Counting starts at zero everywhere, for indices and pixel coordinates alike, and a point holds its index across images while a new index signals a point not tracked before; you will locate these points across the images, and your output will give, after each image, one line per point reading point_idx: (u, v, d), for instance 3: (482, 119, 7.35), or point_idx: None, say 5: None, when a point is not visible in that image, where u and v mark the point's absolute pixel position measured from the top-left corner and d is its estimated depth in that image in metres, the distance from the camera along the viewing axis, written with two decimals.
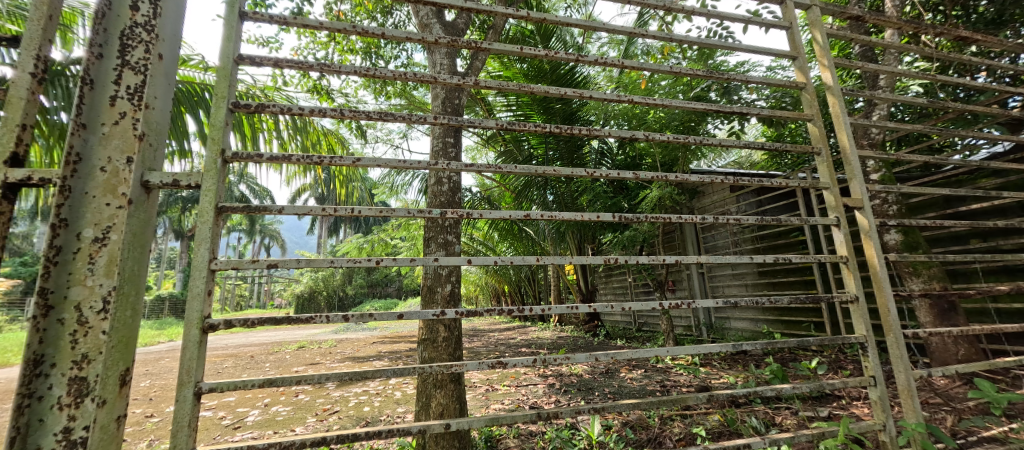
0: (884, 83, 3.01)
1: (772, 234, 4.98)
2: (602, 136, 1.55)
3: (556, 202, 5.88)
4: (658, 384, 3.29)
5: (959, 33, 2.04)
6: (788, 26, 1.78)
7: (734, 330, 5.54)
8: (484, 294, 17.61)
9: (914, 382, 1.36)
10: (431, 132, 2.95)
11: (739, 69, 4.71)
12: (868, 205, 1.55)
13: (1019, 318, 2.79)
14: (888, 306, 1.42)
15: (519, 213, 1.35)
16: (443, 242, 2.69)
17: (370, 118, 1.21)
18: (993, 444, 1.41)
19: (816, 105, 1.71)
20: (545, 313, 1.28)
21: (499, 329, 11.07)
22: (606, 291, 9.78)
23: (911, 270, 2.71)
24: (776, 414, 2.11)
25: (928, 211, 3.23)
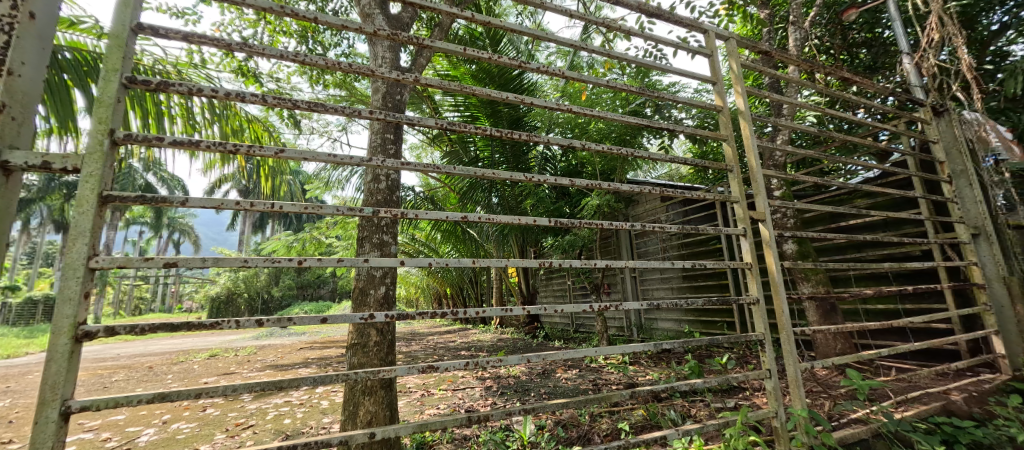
0: (787, 112, 3.44)
1: (694, 242, 5.44)
2: (541, 142, 1.56)
3: (500, 206, 5.91)
4: (590, 382, 3.44)
5: (843, 74, 2.40)
6: (710, 53, 1.97)
7: (660, 330, 5.96)
8: (424, 296, 17.19)
9: (801, 374, 1.55)
10: (370, 127, 2.82)
11: (670, 89, 5.10)
12: (769, 218, 1.75)
13: (882, 317, 3.31)
14: (783, 307, 1.61)
15: (457, 215, 1.33)
16: (378, 242, 2.58)
17: (298, 106, 1.12)
18: (858, 425, 1.65)
19: (731, 127, 1.90)
20: (480, 316, 1.26)
21: (439, 332, 10.86)
22: (546, 294, 10.01)
23: (803, 275, 3.12)
24: (691, 406, 2.30)
25: (818, 225, 3.73)
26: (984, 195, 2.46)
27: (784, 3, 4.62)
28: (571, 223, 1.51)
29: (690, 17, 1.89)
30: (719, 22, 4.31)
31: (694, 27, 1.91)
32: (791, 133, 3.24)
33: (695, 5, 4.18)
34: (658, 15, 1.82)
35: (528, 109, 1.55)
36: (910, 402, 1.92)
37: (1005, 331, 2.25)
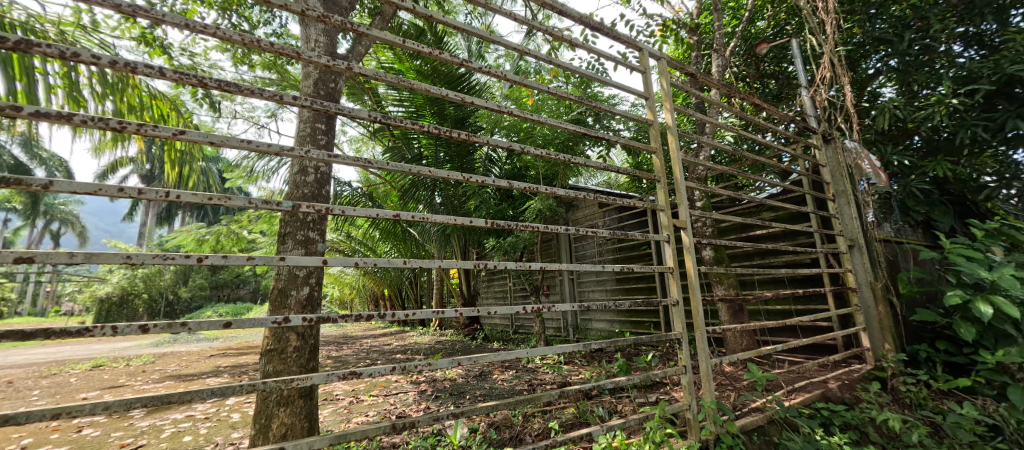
0: (708, 131, 3.78)
1: (627, 247, 5.76)
2: (486, 143, 1.54)
3: (443, 205, 5.80)
4: (526, 383, 3.49)
5: (755, 100, 2.69)
6: (644, 70, 2.09)
7: (594, 331, 6.22)
8: (360, 297, 16.36)
9: (712, 369, 1.70)
10: (299, 115, 2.63)
11: (609, 101, 5.39)
12: (690, 227, 1.91)
13: (780, 316, 3.75)
14: (698, 308, 1.75)
15: (388, 213, 1.25)
16: (302, 239, 2.40)
17: (208, 85, 0.99)
18: (757, 413, 1.85)
19: (660, 140, 2.04)
20: (410, 319, 1.20)
21: (374, 335, 10.41)
22: (487, 295, 10.03)
23: (717, 279, 3.44)
24: (617, 402, 2.42)
25: (732, 234, 4.13)
26: (857, 212, 2.90)
27: (710, 32, 5.09)
28: (508, 225, 1.49)
29: (628, 35, 2.00)
30: (654, 43, 4.63)
31: (631, 44, 2.02)
32: (711, 150, 3.57)
33: (632, 24, 4.45)
34: (600, 29, 1.90)
35: (473, 109, 1.52)
36: (798, 390, 2.20)
37: (871, 328, 2.67)
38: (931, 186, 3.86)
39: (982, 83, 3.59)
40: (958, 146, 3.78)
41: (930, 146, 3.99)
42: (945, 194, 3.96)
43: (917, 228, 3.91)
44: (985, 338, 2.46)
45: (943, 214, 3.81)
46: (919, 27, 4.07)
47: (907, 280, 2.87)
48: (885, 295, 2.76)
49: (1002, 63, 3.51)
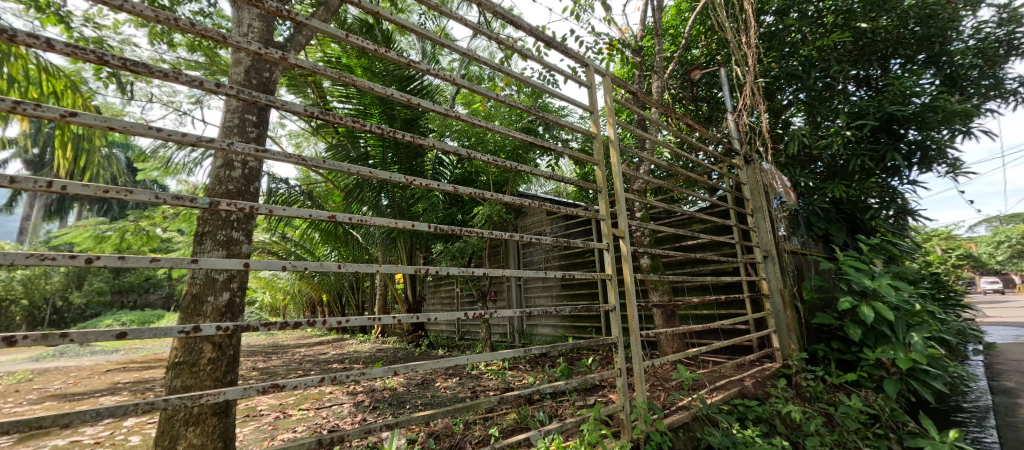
0: (648, 146, 4.03)
1: (572, 253, 5.89)
2: (435, 147, 1.50)
3: (390, 208, 5.62)
4: (469, 390, 3.44)
5: (688, 121, 2.92)
6: (590, 86, 2.19)
7: (538, 336, 6.31)
8: (294, 303, 15.24)
9: (645, 371, 1.80)
10: (225, 104, 2.42)
11: (559, 112, 5.56)
12: (628, 236, 2.01)
13: (707, 320, 4.06)
14: (633, 313, 1.84)
15: (323, 214, 1.16)
16: (223, 239, 2.19)
17: (111, 63, 0.86)
18: (683, 410, 1.99)
19: (603, 154, 2.14)
20: (342, 326, 1.12)
21: (309, 344, 9.73)
22: (433, 301, 9.81)
23: (653, 286, 3.65)
24: (557, 406, 2.48)
25: (666, 244, 4.43)
26: (771, 226, 3.24)
27: (652, 55, 5.47)
28: (453, 230, 1.46)
29: (576, 52, 2.08)
30: (602, 60, 4.85)
31: (579, 60, 2.10)
32: (650, 165, 3.81)
33: (582, 41, 4.64)
34: (550, 43, 1.95)
35: (422, 110, 1.48)
36: (719, 389, 2.39)
37: (780, 330, 2.97)
38: (830, 206, 4.43)
39: (869, 119, 4.21)
40: (852, 171, 4.37)
41: (830, 170, 4.58)
42: (841, 213, 4.56)
43: (819, 241, 4.46)
44: (868, 337, 2.85)
45: (839, 230, 4.38)
46: (823, 67, 4.68)
47: (809, 287, 3.25)
48: (791, 301, 3.11)
49: (883, 104, 4.20)
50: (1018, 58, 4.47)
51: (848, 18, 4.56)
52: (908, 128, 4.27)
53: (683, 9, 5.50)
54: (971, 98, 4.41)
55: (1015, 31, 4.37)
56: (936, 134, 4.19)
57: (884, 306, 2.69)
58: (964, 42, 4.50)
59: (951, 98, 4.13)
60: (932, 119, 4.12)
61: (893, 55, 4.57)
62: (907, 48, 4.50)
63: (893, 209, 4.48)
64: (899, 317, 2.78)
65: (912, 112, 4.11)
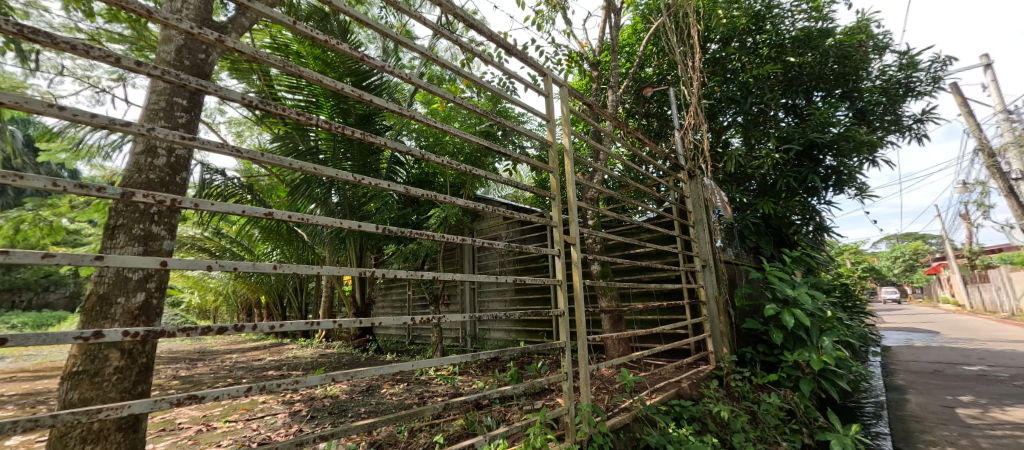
0: (601, 157, 4.18)
1: (526, 258, 5.94)
2: (390, 146, 1.45)
3: (340, 206, 5.37)
4: (417, 396, 3.35)
5: (639, 135, 3.07)
6: (547, 95, 2.23)
7: (491, 340, 6.29)
8: (226, 304, 14.03)
9: (590, 374, 1.84)
10: (149, 85, 2.19)
11: (518, 119, 5.62)
12: (578, 243, 2.06)
13: (651, 325, 4.26)
14: (581, 318, 1.89)
15: (259, 210, 1.07)
16: (140, 234, 1.98)
17: (2, 28, 0.74)
18: (624, 412, 2.07)
19: (557, 162, 2.19)
20: (274, 331, 1.03)
21: (243, 349, 9.00)
22: (383, 304, 9.46)
23: (602, 292, 3.78)
24: (506, 411, 2.48)
25: (616, 251, 4.61)
26: (709, 238, 3.48)
27: (608, 70, 5.71)
28: (405, 232, 1.41)
29: (535, 61, 2.11)
30: (561, 70, 5.05)
31: (538, 69, 2.14)
32: (603, 175, 3.97)
33: (542, 51, 4.74)
34: (510, 50, 1.97)
35: (377, 107, 1.43)
36: (658, 390, 2.52)
37: (714, 335, 3.18)
38: (761, 220, 4.84)
39: (795, 143, 4.67)
40: (778, 190, 4.78)
41: (761, 188, 5.01)
42: (770, 227, 5.00)
43: (750, 253, 4.84)
44: (787, 341, 3.15)
45: (767, 243, 4.81)
46: (757, 94, 5.14)
47: (740, 295, 3.52)
48: (724, 308, 3.35)
49: (806, 131, 4.68)
50: (912, 99, 5.18)
51: (779, 51, 5.05)
52: (826, 154, 4.79)
53: (638, 29, 5.80)
54: (876, 131, 5.04)
55: (910, 75, 5.06)
56: (848, 160, 4.74)
57: (802, 312, 2.99)
58: (871, 81, 5.14)
59: (861, 130, 4.69)
60: (844, 147, 4.65)
61: (815, 88, 5.12)
62: (827, 83, 5.07)
63: (812, 225, 4.99)
64: (814, 323, 3.10)
65: (829, 140, 4.62)
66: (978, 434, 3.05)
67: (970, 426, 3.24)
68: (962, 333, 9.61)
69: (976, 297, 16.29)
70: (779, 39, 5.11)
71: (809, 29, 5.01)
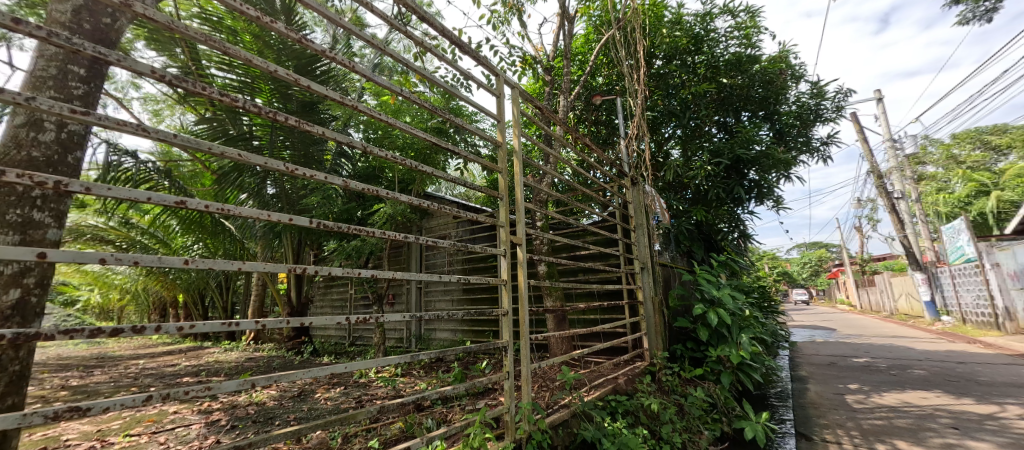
0: (551, 161, 4.28)
1: (475, 258, 5.90)
2: (334, 137, 1.34)
3: (276, 198, 4.97)
4: (354, 400, 3.19)
5: (586, 141, 3.18)
6: (497, 95, 2.24)
7: (436, 340, 6.18)
8: (133, 303, 12.42)
9: (530, 373, 1.88)
10: (38, 48, 1.88)
11: (471, 117, 5.59)
12: (524, 244, 2.09)
13: (593, 324, 4.42)
14: (524, 318, 1.91)
15: (171, 198, 0.95)
16: (17, 220, 1.69)
17: None
18: (563, 409, 2.13)
19: (506, 162, 2.20)
20: (185, 332, 0.91)
21: (154, 354, 8.04)
22: (321, 304, 8.92)
23: (548, 292, 3.87)
24: (447, 412, 2.44)
25: (563, 253, 4.73)
26: (648, 242, 3.69)
27: (560, 76, 5.87)
28: (345, 228, 1.32)
29: (487, 60, 2.11)
30: (515, 72, 5.11)
31: (489, 68, 2.13)
32: (551, 178, 4.06)
33: (496, 51, 4.78)
34: (461, 47, 1.95)
35: (317, 95, 1.32)
36: (596, 387, 2.62)
37: (649, 333, 3.38)
38: (694, 227, 5.23)
39: (724, 157, 5.11)
40: (710, 199, 5.19)
41: (695, 197, 5.40)
42: (702, 233, 5.41)
43: (684, 256, 5.21)
44: (712, 338, 3.42)
45: (698, 248, 5.20)
46: (694, 110, 5.55)
47: (673, 296, 3.77)
48: (659, 307, 3.57)
49: (734, 147, 5.14)
50: (821, 124, 5.87)
51: (714, 72, 5.50)
52: (751, 168, 5.28)
53: (590, 39, 6.02)
54: (792, 151, 5.66)
55: (820, 103, 5.73)
56: (768, 175, 5.26)
57: (725, 312, 3.27)
58: (788, 106, 5.75)
59: (779, 149, 5.23)
60: (765, 163, 5.16)
61: (743, 109, 5.63)
62: (752, 105, 5.59)
63: (737, 233, 5.48)
64: (734, 321, 3.40)
65: (753, 156, 5.10)
66: (861, 417, 3.53)
67: (855, 410, 3.74)
68: (853, 330, 11.06)
69: (865, 299, 18.84)
70: (714, 61, 5.56)
71: (739, 54, 5.51)
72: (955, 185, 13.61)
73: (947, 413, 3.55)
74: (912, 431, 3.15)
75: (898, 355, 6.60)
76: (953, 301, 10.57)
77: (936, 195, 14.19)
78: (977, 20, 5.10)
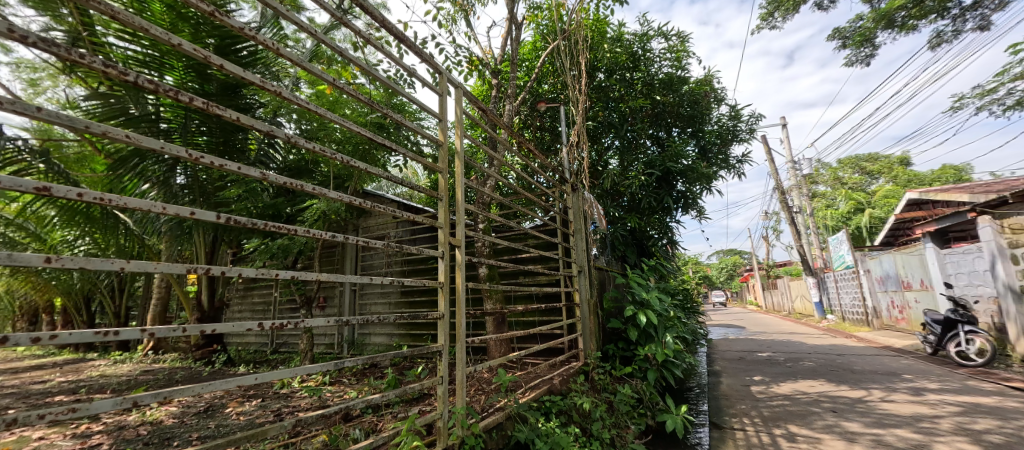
0: (495, 164, 4.30)
1: (414, 259, 5.72)
2: (255, 126, 1.16)
3: (186, 189, 4.46)
4: (273, 413, 2.91)
5: (529, 146, 3.23)
6: (441, 93, 2.18)
7: (371, 345, 5.88)
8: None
9: (465, 377, 1.85)
10: None
11: (414, 115, 5.45)
12: (463, 246, 2.06)
13: (531, 326, 4.48)
14: (461, 321, 1.87)
15: (28, 183, 0.76)
16: None
17: None
18: (499, 412, 2.12)
19: (447, 162, 2.16)
20: (39, 343, 0.74)
21: (17, 369, 6.72)
22: (239, 308, 8.09)
23: (488, 295, 3.87)
24: (377, 421, 2.31)
25: (504, 256, 4.75)
26: (586, 247, 3.83)
27: (507, 79, 5.95)
28: (262, 225, 1.17)
29: (431, 56, 2.04)
30: (461, 73, 5.07)
31: (433, 65, 2.07)
32: (494, 182, 4.08)
33: (442, 49, 4.72)
34: (403, 40, 1.86)
35: (237, 77, 1.14)
36: (532, 388, 2.65)
37: (584, 334, 3.50)
38: (628, 233, 5.54)
39: (656, 169, 5.49)
40: (643, 207, 5.54)
41: (630, 204, 5.73)
42: (635, 239, 5.74)
43: (618, 260, 5.49)
44: (641, 338, 3.64)
45: (631, 253, 5.52)
46: (631, 123, 5.91)
47: (608, 298, 3.96)
48: (594, 309, 3.72)
49: (665, 160, 5.55)
50: (738, 144, 6.54)
51: (649, 89, 5.91)
52: (678, 180, 5.72)
53: (537, 47, 6.16)
54: (713, 167, 6.22)
55: (737, 124, 6.38)
56: (693, 187, 5.74)
57: (653, 313, 3.50)
58: (711, 125, 6.33)
59: (702, 164, 5.73)
60: (690, 176, 5.63)
61: (673, 125, 6.09)
62: (681, 122, 6.08)
63: (666, 239, 5.90)
64: (661, 322, 3.65)
65: (681, 169, 5.54)
66: (762, 405, 3.96)
67: (758, 399, 4.18)
68: (759, 327, 12.44)
69: (769, 300, 21.30)
70: (649, 79, 5.97)
71: (671, 74, 5.96)
72: (839, 202, 15.93)
73: (828, 399, 4.11)
74: (801, 415, 3.60)
75: (794, 349, 7.53)
76: (836, 301, 12.30)
77: (824, 210, 16.49)
78: (858, 64, 6.02)
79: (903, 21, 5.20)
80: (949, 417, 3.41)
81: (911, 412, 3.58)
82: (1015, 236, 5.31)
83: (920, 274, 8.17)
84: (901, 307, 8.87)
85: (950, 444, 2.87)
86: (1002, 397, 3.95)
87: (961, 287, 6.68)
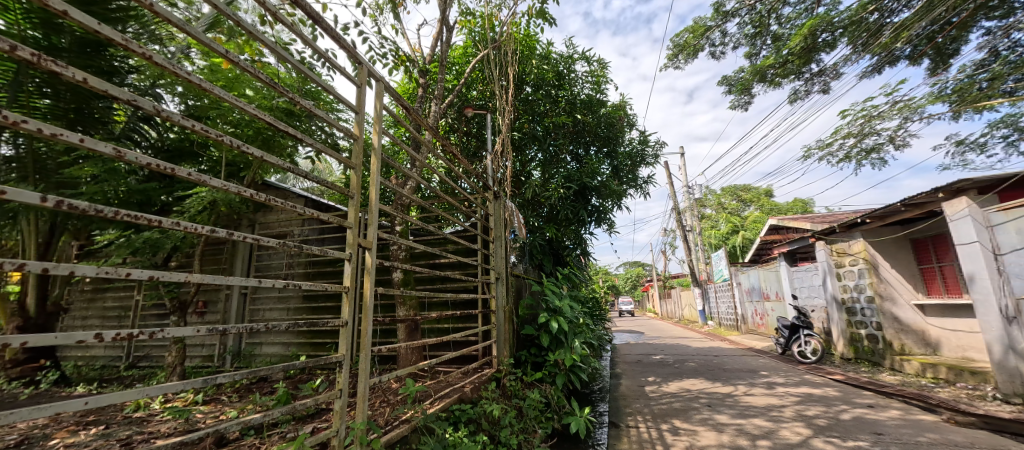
0: (415, 165, 4.16)
1: (320, 261, 5.24)
2: (113, 93, 0.92)
3: (13, 163, 3.60)
4: (121, 442, 2.41)
5: (451, 149, 3.18)
6: (358, 85, 2.02)
7: (261, 356, 5.21)
8: None
9: (367, 388, 1.71)
10: None
11: (329, 105, 5.04)
12: (374, 249, 1.92)
13: (445, 334, 4.38)
14: (365, 329, 1.73)
15: None
16: None
17: None
18: (403, 424, 2.01)
19: (361, 158, 2.00)
20: None
21: None
22: (80, 315, 6.60)
23: (401, 301, 3.70)
24: (261, 443, 2.05)
25: (420, 261, 4.60)
26: (504, 254, 3.84)
27: (434, 80, 5.82)
28: (111, 213, 0.93)
29: (350, 44, 1.89)
30: (385, 67, 4.82)
31: (352, 53, 1.92)
32: (414, 184, 3.98)
33: (365, 39, 4.45)
34: (319, 23, 1.69)
35: (93, 32, 0.90)
36: (441, 397, 2.56)
37: (498, 341, 3.49)
38: (545, 242, 5.75)
39: (573, 183, 5.80)
40: (560, 218, 5.80)
41: (549, 214, 5.95)
42: (551, 248, 5.96)
43: (534, 268, 5.64)
44: (552, 343, 3.76)
45: (547, 262, 5.72)
46: (554, 137, 6.19)
47: (523, 305, 4.03)
48: (509, 316, 3.77)
49: (582, 176, 5.90)
50: (645, 167, 7.21)
51: (572, 108, 6.26)
52: (593, 196, 6.12)
53: (467, 52, 6.14)
54: (624, 185, 6.77)
55: (645, 149, 7.03)
56: (606, 203, 6.18)
57: (563, 320, 3.67)
58: (624, 147, 6.90)
59: (614, 181, 6.21)
60: (603, 192, 6.07)
61: (591, 143, 6.51)
62: (598, 141, 6.51)
63: (580, 250, 6.23)
64: (570, 328, 3.82)
65: (596, 185, 5.93)
66: (654, 404, 4.36)
67: (650, 398, 4.60)
68: (654, 332, 13.81)
69: (664, 308, 23.80)
70: (573, 99, 6.35)
71: (591, 96, 6.39)
72: (721, 224, 18.51)
73: (705, 395, 4.68)
74: (684, 411, 4.04)
75: (682, 352, 8.48)
76: (716, 310, 14.18)
77: (709, 230, 19.03)
78: (739, 107, 7.09)
79: (772, 77, 6.27)
80: (791, 407, 4.11)
81: (765, 404, 4.24)
82: (839, 258, 6.56)
83: (776, 287, 9.74)
84: (762, 314, 10.54)
85: (791, 428, 3.43)
86: (827, 388, 4.88)
87: (804, 298, 8.14)
